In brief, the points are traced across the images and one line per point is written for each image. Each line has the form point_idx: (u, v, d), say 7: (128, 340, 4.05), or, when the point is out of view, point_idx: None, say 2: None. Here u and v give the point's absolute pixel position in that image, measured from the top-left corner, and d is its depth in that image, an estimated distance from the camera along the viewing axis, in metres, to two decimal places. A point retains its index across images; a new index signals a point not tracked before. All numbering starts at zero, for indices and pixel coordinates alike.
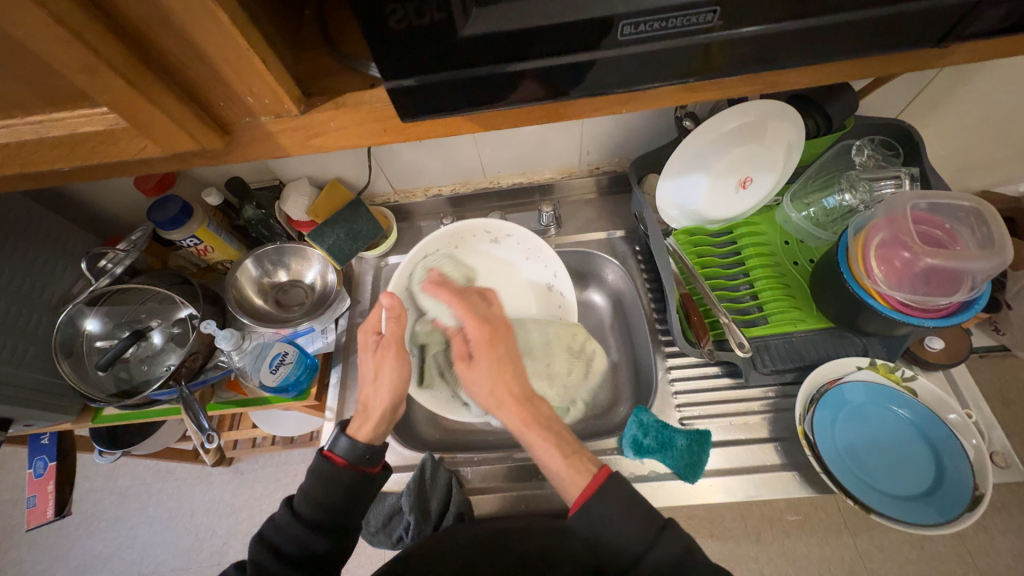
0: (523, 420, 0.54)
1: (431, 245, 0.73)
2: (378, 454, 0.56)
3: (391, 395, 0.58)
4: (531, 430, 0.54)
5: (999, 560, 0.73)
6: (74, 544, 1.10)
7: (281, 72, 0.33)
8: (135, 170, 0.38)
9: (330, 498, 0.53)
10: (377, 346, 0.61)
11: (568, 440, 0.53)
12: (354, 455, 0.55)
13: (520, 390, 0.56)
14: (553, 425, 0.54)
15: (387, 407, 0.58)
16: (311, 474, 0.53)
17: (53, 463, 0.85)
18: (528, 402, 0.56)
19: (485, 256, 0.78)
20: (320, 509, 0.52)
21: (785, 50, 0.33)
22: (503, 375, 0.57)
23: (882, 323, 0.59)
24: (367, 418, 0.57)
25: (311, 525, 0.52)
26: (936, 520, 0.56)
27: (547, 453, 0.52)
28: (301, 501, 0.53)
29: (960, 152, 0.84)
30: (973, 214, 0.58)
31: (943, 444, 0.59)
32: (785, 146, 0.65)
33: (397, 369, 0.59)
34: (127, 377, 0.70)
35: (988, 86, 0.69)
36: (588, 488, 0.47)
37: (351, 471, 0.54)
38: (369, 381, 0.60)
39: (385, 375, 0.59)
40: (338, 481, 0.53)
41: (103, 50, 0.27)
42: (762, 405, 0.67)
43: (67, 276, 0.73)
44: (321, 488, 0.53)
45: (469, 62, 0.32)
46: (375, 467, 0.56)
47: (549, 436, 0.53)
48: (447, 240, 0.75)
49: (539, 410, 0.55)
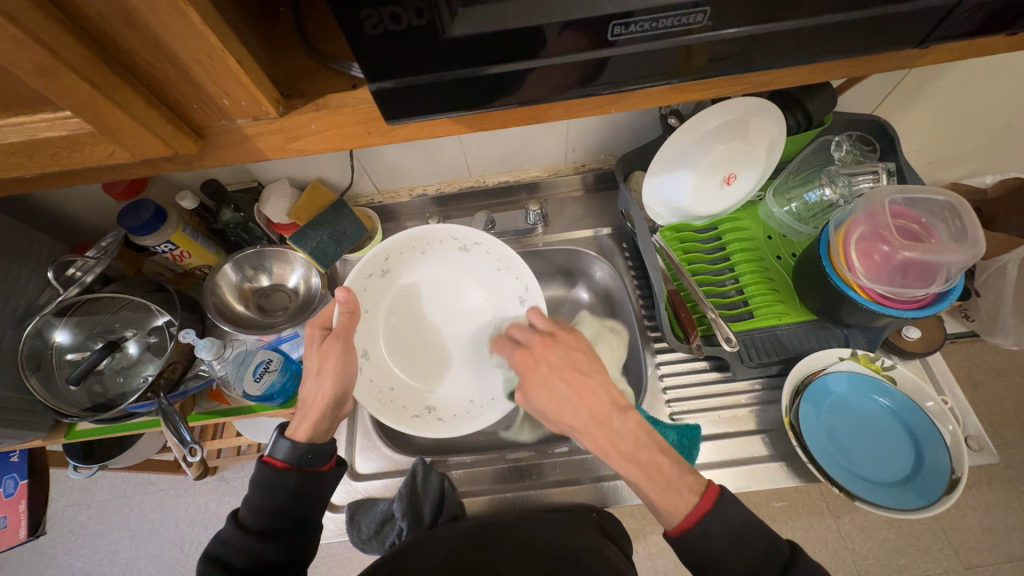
0: (604, 445, 0.49)
1: (393, 245, 0.69)
2: (321, 453, 0.55)
3: (334, 388, 0.56)
4: (616, 458, 0.48)
5: (972, 535, 0.77)
6: (50, 563, 1.05)
7: (258, 74, 0.31)
8: (103, 176, 0.36)
9: (272, 504, 0.52)
10: (323, 339, 0.57)
11: (664, 468, 0.47)
12: (295, 457, 0.54)
13: (591, 413, 0.50)
14: (641, 449, 0.48)
15: (329, 400, 0.56)
16: (252, 483, 0.52)
17: (24, 481, 0.81)
18: (606, 422, 0.50)
19: (452, 263, 0.74)
20: (266, 518, 0.51)
21: (770, 55, 0.33)
22: (566, 395, 0.50)
23: (862, 314, 0.60)
24: (305, 416, 0.55)
25: (259, 534, 0.51)
26: (919, 503, 0.57)
27: (637, 480, 0.47)
28: (246, 514, 0.51)
29: (931, 146, 0.87)
30: (947, 208, 0.60)
31: (923, 431, 0.61)
32: (767, 142, 0.66)
33: (344, 363, 0.57)
34: (101, 390, 0.67)
35: (957, 83, 0.71)
36: (691, 515, 0.44)
37: (295, 474, 0.53)
38: (311, 376, 0.56)
39: (329, 366, 0.56)
40: (282, 487, 0.52)
41: (64, 52, 0.25)
42: (749, 398, 0.69)
43: (32, 286, 0.69)
44: (264, 496, 0.52)
45: (456, 64, 0.31)
46: (325, 466, 0.56)
47: (638, 465, 0.47)
48: (412, 242, 0.70)
49: (625, 432, 0.49)
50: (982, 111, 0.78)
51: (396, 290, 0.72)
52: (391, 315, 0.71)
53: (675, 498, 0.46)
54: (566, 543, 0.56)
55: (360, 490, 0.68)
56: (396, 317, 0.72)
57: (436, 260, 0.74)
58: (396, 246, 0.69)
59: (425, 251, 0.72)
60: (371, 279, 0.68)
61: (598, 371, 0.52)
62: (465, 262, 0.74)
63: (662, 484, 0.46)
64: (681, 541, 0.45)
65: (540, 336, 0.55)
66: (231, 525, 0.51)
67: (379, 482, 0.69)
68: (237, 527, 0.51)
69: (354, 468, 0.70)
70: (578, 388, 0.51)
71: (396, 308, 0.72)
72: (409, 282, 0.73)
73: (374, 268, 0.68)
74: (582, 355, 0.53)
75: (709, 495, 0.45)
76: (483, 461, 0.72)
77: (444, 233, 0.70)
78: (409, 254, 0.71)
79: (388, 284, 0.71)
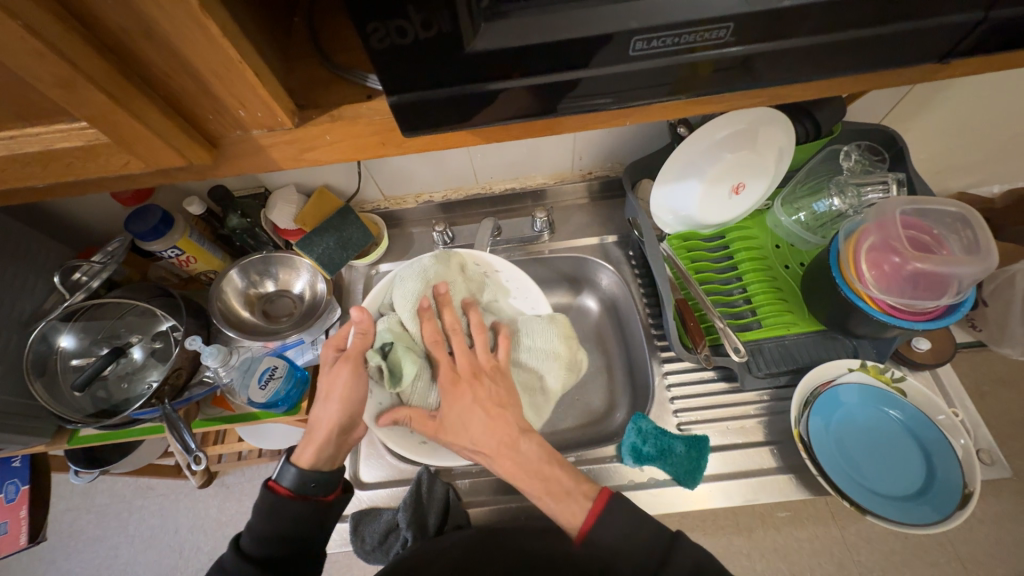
0: (511, 471, 0.54)
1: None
2: (326, 480, 0.54)
3: (340, 414, 0.56)
4: (521, 478, 0.54)
5: (980, 548, 0.76)
6: (49, 567, 1.05)
7: (274, 84, 0.31)
8: (115, 185, 0.36)
9: (279, 530, 0.52)
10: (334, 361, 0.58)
11: (561, 482, 0.53)
12: (299, 485, 0.53)
13: (500, 446, 0.55)
14: (545, 466, 0.54)
15: (335, 425, 0.56)
16: (255, 509, 0.52)
17: (25, 487, 0.80)
18: (514, 449, 0.55)
19: None
20: (267, 545, 0.51)
21: (790, 69, 0.33)
22: (482, 420, 0.55)
23: (871, 326, 0.60)
24: (311, 440, 0.55)
25: (259, 561, 0.51)
26: (932, 518, 0.57)
27: (539, 500, 0.53)
28: (248, 541, 0.51)
29: (939, 156, 0.87)
30: (958, 220, 0.59)
31: (933, 444, 0.61)
32: (776, 151, 0.66)
33: (352, 387, 0.56)
34: (105, 396, 0.67)
35: (966, 93, 0.71)
36: (591, 515, 0.50)
37: (299, 503, 0.53)
38: (320, 399, 0.57)
39: (338, 389, 0.56)
40: (284, 514, 0.52)
41: (83, 64, 0.25)
42: (758, 409, 0.68)
43: (39, 291, 0.69)
44: (265, 523, 0.51)
45: (475, 77, 0.31)
46: (329, 495, 0.55)
47: (540, 482, 0.53)
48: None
49: (527, 456, 0.54)
50: (991, 122, 0.78)
51: None
52: None
53: (573, 506, 0.52)
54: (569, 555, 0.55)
55: (366, 499, 0.68)
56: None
57: None
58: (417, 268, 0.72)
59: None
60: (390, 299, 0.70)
61: (514, 404, 0.58)
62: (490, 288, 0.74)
63: (557, 497, 0.52)
64: (585, 545, 0.50)
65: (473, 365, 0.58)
66: (232, 552, 0.51)
67: (384, 491, 0.68)
68: (238, 556, 0.51)
69: (357, 477, 0.69)
70: (493, 416, 0.56)
71: None
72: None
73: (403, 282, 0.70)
74: (506, 390, 0.58)
75: (601, 500, 0.50)
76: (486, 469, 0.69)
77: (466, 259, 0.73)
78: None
79: None
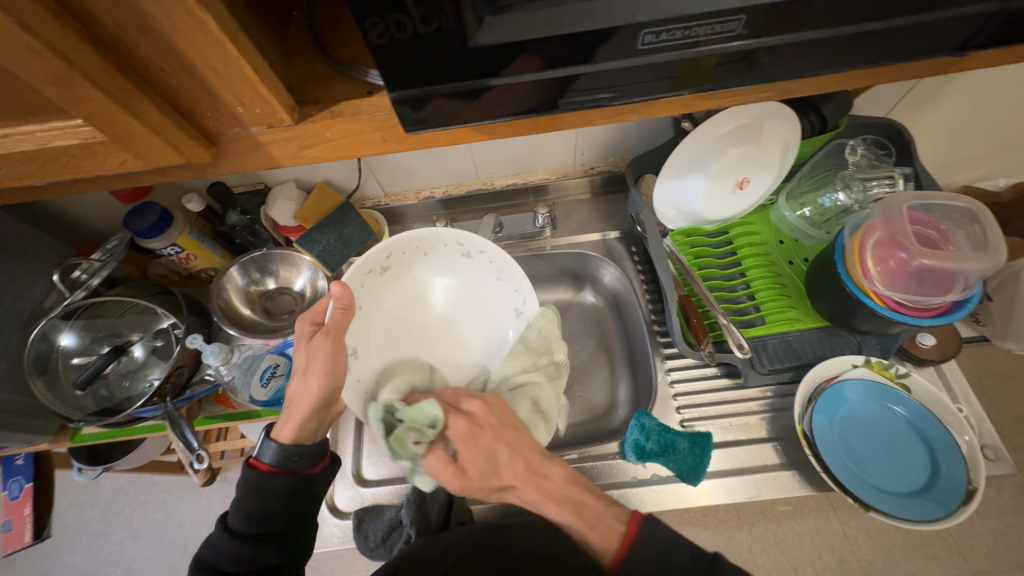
0: (540, 497, 0.50)
1: (396, 244, 0.67)
2: (311, 453, 0.54)
3: (321, 388, 0.54)
4: (550, 505, 0.49)
5: (981, 542, 0.76)
6: (55, 562, 1.05)
7: (274, 81, 0.31)
8: (112, 184, 0.36)
9: (265, 508, 0.52)
10: (312, 335, 0.55)
11: (593, 507, 0.49)
12: (283, 460, 0.53)
13: (525, 475, 0.51)
14: (574, 490, 0.50)
15: (314, 402, 0.54)
16: (240, 488, 0.52)
17: (29, 484, 0.80)
18: (540, 473, 0.52)
19: (454, 269, 0.73)
20: (255, 522, 0.51)
21: (801, 61, 0.32)
22: (501, 452, 0.52)
23: (875, 322, 0.59)
24: (290, 417, 0.54)
25: (248, 538, 0.51)
26: (936, 514, 0.57)
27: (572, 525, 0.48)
28: (235, 519, 0.51)
29: (946, 149, 0.85)
30: (967, 214, 0.59)
31: (938, 441, 0.60)
32: (781, 146, 0.65)
33: (334, 363, 0.55)
34: (107, 395, 0.67)
35: (975, 85, 0.70)
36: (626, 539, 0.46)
37: (284, 477, 0.52)
38: (299, 373, 0.55)
39: (318, 364, 0.54)
40: (270, 491, 0.52)
41: (80, 62, 0.25)
42: (761, 405, 0.68)
43: (38, 289, 0.68)
44: (251, 500, 0.51)
45: (479, 71, 0.30)
46: (314, 468, 0.55)
47: (569, 508, 0.49)
48: (416, 243, 0.69)
49: (557, 483, 0.51)
50: (998, 115, 0.77)
51: (395, 287, 0.70)
52: (386, 315, 0.69)
53: (606, 531, 0.47)
54: (569, 550, 0.56)
55: (368, 496, 0.68)
56: (392, 317, 0.69)
57: (438, 263, 0.73)
58: (399, 245, 0.68)
59: (428, 254, 0.71)
60: (370, 276, 0.66)
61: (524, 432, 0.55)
62: (466, 268, 0.73)
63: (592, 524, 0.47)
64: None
65: (477, 402, 0.57)
66: (220, 530, 0.51)
67: (387, 488, 0.68)
68: (226, 532, 0.51)
69: (361, 474, 0.69)
70: (509, 445, 0.53)
71: (395, 306, 0.70)
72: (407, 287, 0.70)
73: (374, 264, 0.66)
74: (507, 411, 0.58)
75: (634, 523, 0.46)
76: None
77: (449, 237, 0.70)
78: (411, 254, 0.70)
79: (388, 281, 0.70)
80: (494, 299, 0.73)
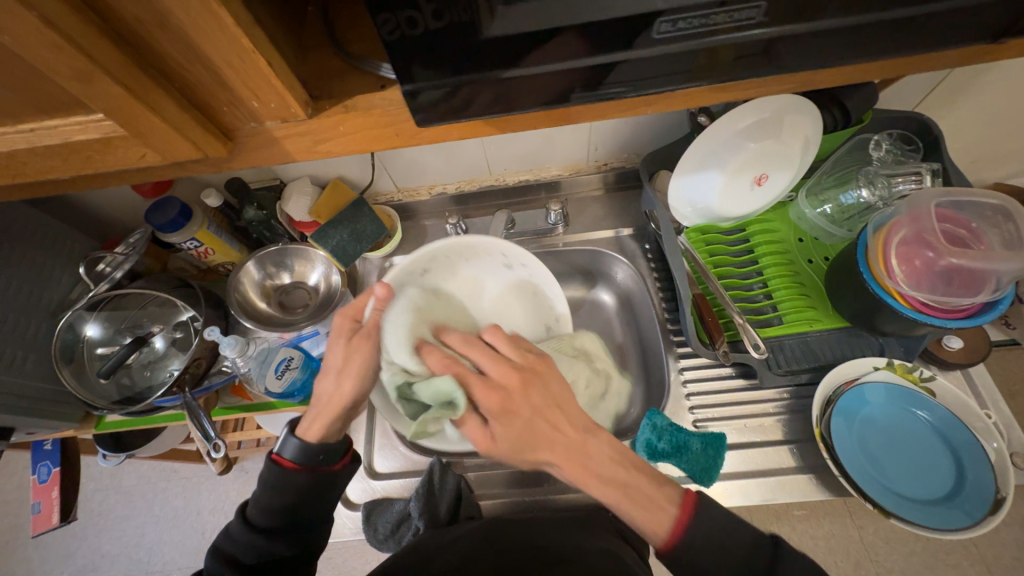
0: (584, 475, 0.46)
1: (440, 249, 0.69)
2: (334, 451, 0.54)
3: (353, 391, 0.53)
4: (597, 486, 0.46)
5: (1006, 553, 0.73)
6: (81, 544, 1.09)
7: (288, 75, 0.31)
8: (133, 178, 0.36)
9: (284, 503, 0.52)
10: (351, 334, 0.54)
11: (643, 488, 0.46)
12: (306, 457, 0.52)
13: (576, 451, 0.47)
14: (621, 469, 0.47)
15: (344, 404, 0.53)
16: (262, 481, 0.52)
17: (56, 468, 0.83)
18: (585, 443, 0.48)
19: (495, 280, 0.74)
20: (272, 516, 0.51)
21: (822, 51, 0.31)
22: (543, 429, 0.47)
23: (899, 323, 0.57)
24: (317, 417, 0.53)
25: (264, 531, 0.51)
26: (963, 523, 0.54)
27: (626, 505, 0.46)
28: (254, 512, 0.52)
29: (976, 145, 0.82)
30: (1000, 212, 0.56)
31: (965, 448, 0.58)
32: (802, 140, 0.63)
33: (370, 365, 0.54)
34: (129, 384, 0.69)
35: (1010, 77, 0.67)
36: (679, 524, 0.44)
37: (306, 475, 0.52)
38: (332, 372, 0.54)
39: (354, 365, 0.53)
40: (291, 487, 0.51)
41: (101, 57, 0.25)
42: (777, 407, 0.66)
43: (65, 281, 0.71)
44: (272, 495, 0.51)
45: (491, 63, 0.30)
46: (336, 466, 0.55)
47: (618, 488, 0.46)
48: (462, 249, 0.70)
49: (603, 458, 0.47)
50: None
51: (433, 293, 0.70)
52: None
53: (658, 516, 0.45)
54: (577, 546, 0.56)
55: (379, 489, 0.69)
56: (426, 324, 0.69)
57: (479, 273, 0.73)
58: (444, 250, 0.69)
59: (471, 261, 0.72)
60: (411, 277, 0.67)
61: (566, 410, 0.48)
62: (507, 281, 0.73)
63: (642, 503, 0.45)
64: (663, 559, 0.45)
65: (519, 361, 0.50)
66: (239, 521, 0.52)
67: (396, 482, 0.69)
68: (244, 525, 0.52)
69: (372, 467, 0.70)
70: (554, 419, 0.47)
71: None
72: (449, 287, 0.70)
73: (417, 266, 0.67)
74: (559, 385, 0.49)
75: (688, 505, 0.45)
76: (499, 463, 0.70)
77: (496, 248, 0.71)
78: (454, 259, 0.71)
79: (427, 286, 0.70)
80: (528, 312, 0.73)
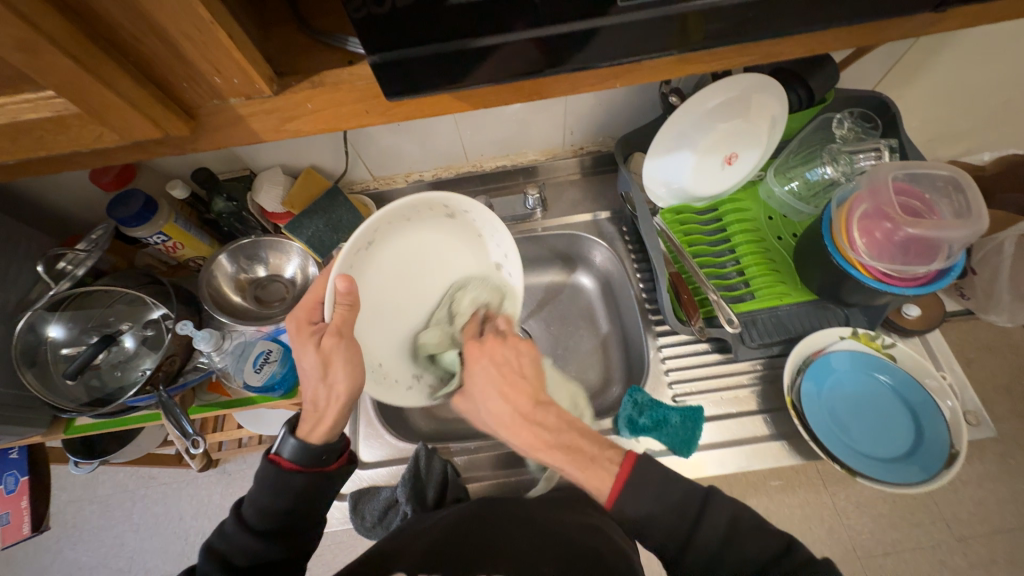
0: (534, 440, 0.50)
1: (382, 217, 0.58)
2: (332, 450, 0.52)
3: (348, 386, 0.52)
4: (546, 449, 0.50)
5: (962, 507, 0.78)
6: (56, 557, 1.05)
7: (249, 48, 0.30)
8: (92, 161, 0.35)
9: (282, 503, 0.49)
10: (319, 338, 0.52)
11: (585, 447, 0.50)
12: (305, 457, 0.51)
13: (518, 412, 0.52)
14: (567, 432, 0.51)
15: (343, 402, 0.53)
16: (257, 482, 0.50)
17: (24, 478, 0.81)
18: (539, 407, 0.53)
19: (439, 232, 0.66)
20: (270, 515, 0.49)
21: (782, 18, 0.33)
22: (496, 395, 0.53)
23: (862, 293, 0.60)
24: (321, 418, 0.52)
25: (261, 534, 0.48)
26: (920, 477, 0.58)
27: (570, 462, 0.49)
28: (250, 511, 0.49)
29: (931, 123, 0.86)
30: (950, 183, 0.59)
31: (922, 407, 0.62)
32: (768, 120, 0.65)
33: (354, 356, 0.52)
34: (99, 385, 0.66)
35: (961, 55, 0.70)
36: (621, 476, 0.46)
37: (303, 476, 0.50)
38: (316, 378, 0.52)
39: (338, 363, 0.51)
40: (287, 489, 0.50)
41: (41, 23, 0.24)
42: (751, 378, 0.69)
43: (23, 280, 0.67)
44: (268, 497, 0.49)
45: (456, 33, 0.30)
46: (333, 463, 0.53)
47: (565, 452, 0.49)
48: (399, 211, 0.59)
49: (549, 425, 0.51)
50: (983, 86, 0.77)
51: (380, 263, 0.61)
52: (383, 293, 0.62)
53: (599, 473, 0.48)
54: (564, 523, 0.57)
55: (365, 478, 0.67)
56: (384, 289, 0.62)
57: (422, 229, 0.64)
58: (384, 218, 0.58)
59: (412, 219, 0.63)
60: (356, 255, 0.57)
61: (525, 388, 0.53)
62: (451, 230, 0.67)
63: (586, 468, 0.48)
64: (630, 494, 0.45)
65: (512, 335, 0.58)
66: (233, 520, 0.49)
67: (383, 470, 0.68)
68: (239, 523, 0.48)
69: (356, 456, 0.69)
70: (512, 380, 0.54)
71: (382, 282, 0.62)
72: (396, 254, 0.63)
73: (360, 242, 0.57)
74: (529, 360, 0.55)
75: (627, 463, 0.47)
76: (486, 446, 0.71)
77: (436, 201, 0.62)
78: (395, 223, 0.60)
79: (372, 258, 0.60)
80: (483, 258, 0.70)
